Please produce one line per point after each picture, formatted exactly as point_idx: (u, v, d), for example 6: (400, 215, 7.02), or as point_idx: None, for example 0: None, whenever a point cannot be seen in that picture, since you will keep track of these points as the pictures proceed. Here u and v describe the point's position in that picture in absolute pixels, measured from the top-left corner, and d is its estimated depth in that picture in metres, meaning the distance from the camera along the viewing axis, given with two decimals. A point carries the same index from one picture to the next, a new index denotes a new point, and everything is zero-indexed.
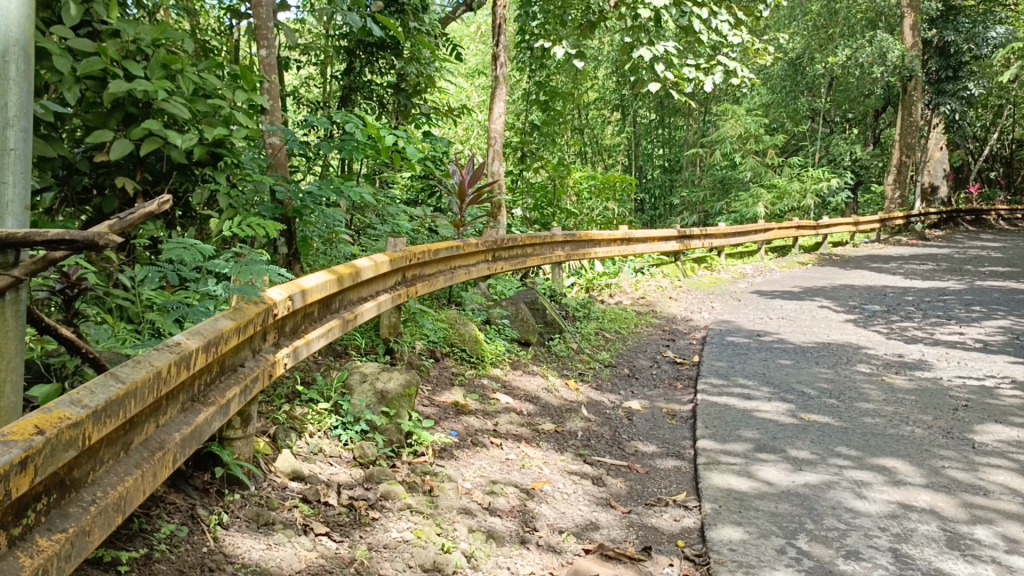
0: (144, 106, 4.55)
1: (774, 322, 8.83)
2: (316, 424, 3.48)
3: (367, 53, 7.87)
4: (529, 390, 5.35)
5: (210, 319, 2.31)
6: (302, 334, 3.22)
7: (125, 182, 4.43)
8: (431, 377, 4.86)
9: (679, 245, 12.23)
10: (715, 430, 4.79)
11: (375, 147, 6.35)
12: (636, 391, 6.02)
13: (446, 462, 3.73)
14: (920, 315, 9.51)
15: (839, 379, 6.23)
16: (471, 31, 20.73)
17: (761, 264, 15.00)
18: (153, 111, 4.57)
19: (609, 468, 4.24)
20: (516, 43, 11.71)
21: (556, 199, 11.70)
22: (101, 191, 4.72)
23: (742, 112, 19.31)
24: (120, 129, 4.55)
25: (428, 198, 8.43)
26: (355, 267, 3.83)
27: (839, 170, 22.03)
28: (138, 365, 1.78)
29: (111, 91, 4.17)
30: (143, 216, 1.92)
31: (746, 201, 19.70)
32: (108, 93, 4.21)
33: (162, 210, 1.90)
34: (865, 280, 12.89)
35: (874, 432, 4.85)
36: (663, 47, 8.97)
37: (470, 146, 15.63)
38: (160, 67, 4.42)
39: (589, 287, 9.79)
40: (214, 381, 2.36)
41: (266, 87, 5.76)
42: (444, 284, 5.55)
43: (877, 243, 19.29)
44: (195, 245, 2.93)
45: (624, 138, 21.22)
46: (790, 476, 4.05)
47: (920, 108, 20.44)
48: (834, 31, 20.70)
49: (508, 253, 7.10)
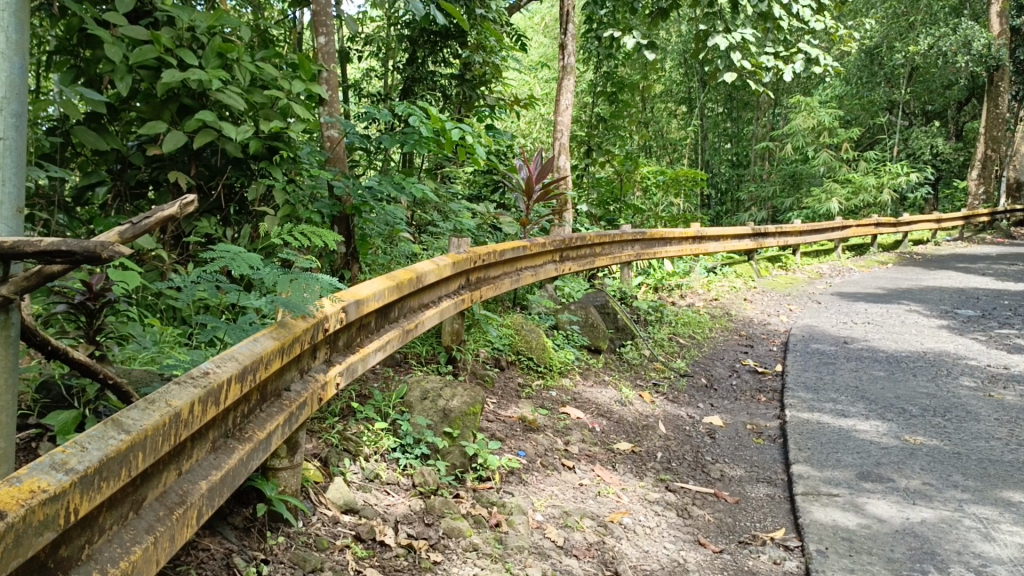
0: (198, 96, 4.29)
1: (860, 327, 8.25)
2: (373, 446, 3.15)
3: (430, 43, 7.59)
4: (602, 402, 4.94)
5: (249, 341, 1.97)
6: (358, 348, 2.88)
7: (178, 176, 4.19)
8: (497, 388, 4.50)
9: (753, 243, 11.64)
10: (811, 453, 4.33)
11: (439, 141, 5.99)
12: (715, 403, 5.58)
13: (514, 489, 3.36)
14: (1020, 322, 8.77)
15: (941, 395, 5.66)
16: (535, 23, 20.33)
17: (838, 263, 14.28)
18: (209, 103, 4.30)
19: (695, 497, 3.81)
20: (583, 33, 11.19)
21: (622, 194, 11.26)
22: (156, 186, 4.48)
23: (815, 104, 18.46)
24: (176, 121, 4.29)
25: (490, 194, 8.09)
26: (415, 271, 3.48)
27: (919, 165, 20.97)
28: (150, 408, 1.45)
29: (165, 81, 3.90)
30: (160, 222, 1.60)
31: (818, 197, 18.86)
32: (162, 83, 3.93)
33: (186, 215, 1.60)
34: (953, 282, 12.08)
35: (990, 459, 4.32)
36: (739, 34, 8.38)
37: (532, 140, 15.26)
38: (215, 56, 4.13)
39: (657, 288, 9.34)
40: (253, 412, 2.03)
41: (325, 77, 5.45)
42: (511, 286, 5.17)
43: (959, 241, 18.28)
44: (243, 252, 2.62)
45: (691, 132, 20.56)
46: (902, 512, 3.57)
47: (1007, 99, 19.21)
48: (916, 19, 19.61)
49: (577, 252, 6.69)
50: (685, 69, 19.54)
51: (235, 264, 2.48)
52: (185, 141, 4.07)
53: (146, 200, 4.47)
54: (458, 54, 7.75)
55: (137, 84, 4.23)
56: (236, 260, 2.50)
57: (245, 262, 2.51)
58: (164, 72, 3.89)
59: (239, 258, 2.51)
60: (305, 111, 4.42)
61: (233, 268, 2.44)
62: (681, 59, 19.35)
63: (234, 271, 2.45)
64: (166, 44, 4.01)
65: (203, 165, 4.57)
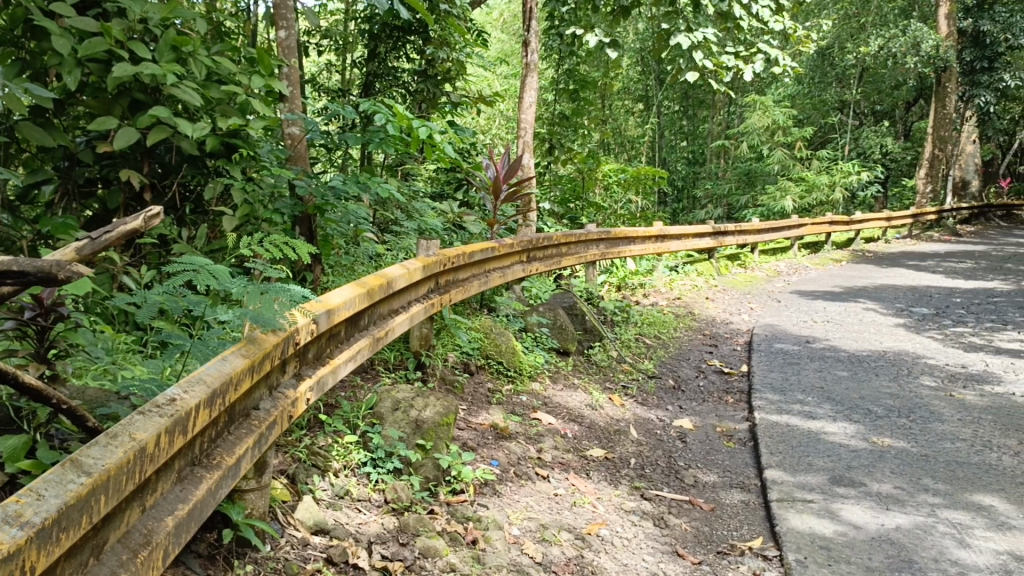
0: (151, 92, 4.10)
1: (821, 326, 8.31)
2: (342, 460, 3.02)
3: (392, 38, 7.45)
4: (572, 407, 4.86)
5: (217, 361, 1.83)
6: (327, 360, 2.74)
7: (130, 174, 4.00)
8: (466, 394, 4.39)
9: (713, 241, 11.67)
10: (783, 457, 4.30)
11: (404, 140, 5.84)
12: (684, 406, 5.54)
13: (488, 501, 3.26)
14: (974, 320, 8.91)
15: (905, 395, 5.69)
16: (493, 19, 20.19)
17: (795, 261, 14.43)
18: (163, 98, 4.11)
19: (670, 505, 3.74)
20: (544, 30, 11.10)
21: (584, 192, 11.21)
22: (107, 184, 4.27)
23: (770, 103, 18.63)
24: (127, 117, 4.09)
25: (453, 192, 7.95)
26: (385, 277, 3.35)
27: (870, 164, 21.32)
28: (113, 444, 1.32)
29: (116, 75, 3.71)
30: (122, 238, 1.52)
31: (773, 195, 19.00)
32: (113, 77, 3.74)
33: (147, 230, 1.49)
34: (907, 280, 12.27)
35: (959, 461, 4.34)
36: (701, 33, 8.32)
37: (492, 137, 15.14)
38: (169, 49, 3.95)
39: (620, 287, 9.30)
40: (220, 435, 1.89)
41: (285, 72, 5.27)
42: (478, 289, 5.06)
43: (909, 239, 18.62)
44: (208, 265, 2.46)
45: (649, 130, 20.62)
46: (876, 518, 3.54)
47: (955, 99, 19.58)
48: (867, 20, 19.90)
49: (543, 253, 6.60)
50: (642, 67, 19.59)
51: (201, 278, 2.31)
52: (137, 138, 3.89)
53: (98, 199, 4.26)
54: (421, 50, 7.60)
55: (86, 78, 4.03)
56: (201, 274, 2.34)
57: (212, 275, 2.35)
58: (116, 66, 3.71)
59: (205, 272, 2.34)
60: (264, 107, 4.26)
61: (199, 284, 2.28)
62: (638, 57, 19.38)
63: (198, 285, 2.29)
64: (117, 37, 3.82)
65: (157, 164, 4.36)
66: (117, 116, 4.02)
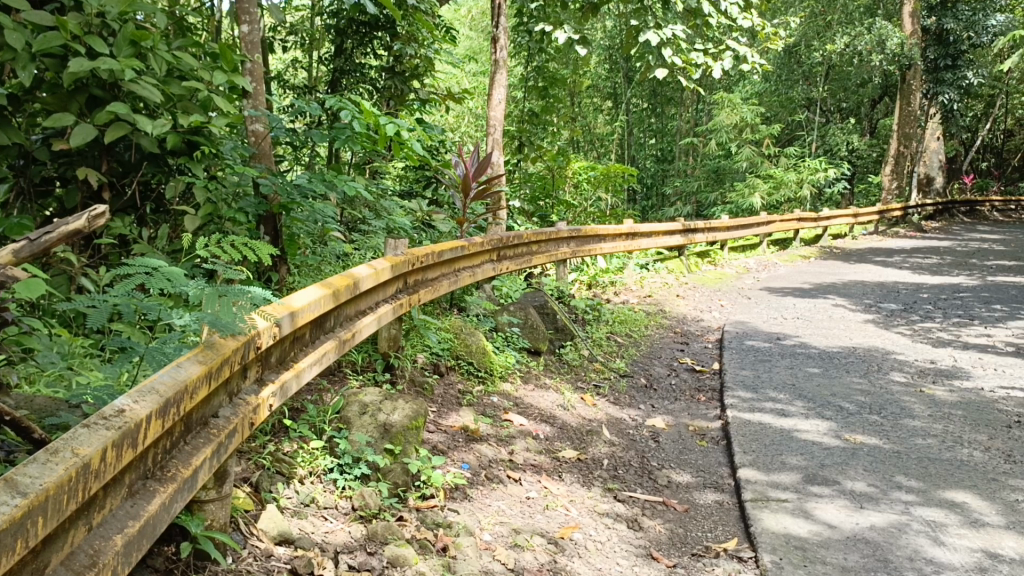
0: (109, 87, 3.96)
1: (791, 322, 8.33)
2: (308, 466, 2.93)
3: (358, 33, 7.35)
4: (543, 408, 4.80)
5: (172, 368, 1.73)
6: (292, 363, 2.65)
7: (88, 172, 3.86)
8: (436, 396, 4.31)
9: (683, 238, 11.67)
10: (757, 456, 4.27)
11: (371, 137, 5.73)
12: (656, 404, 5.51)
13: (459, 506, 3.19)
14: (942, 315, 8.99)
15: (876, 391, 5.71)
16: (461, 15, 20.06)
17: (763, 257, 14.52)
18: (122, 94, 3.98)
19: (644, 507, 3.70)
20: (513, 27, 11.03)
21: (553, 190, 11.16)
22: (65, 183, 4.13)
23: (738, 101, 18.72)
24: (84, 114, 3.95)
25: (423, 190, 7.86)
26: (352, 277, 3.26)
27: (837, 160, 21.49)
28: (53, 461, 1.22)
29: (73, 71, 3.58)
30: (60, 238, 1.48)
31: (741, 192, 19.06)
32: (69, 73, 3.61)
33: (91, 224, 1.47)
34: (874, 275, 12.38)
35: (930, 457, 4.34)
36: (671, 30, 8.27)
37: (462, 134, 15.05)
38: (127, 44, 3.82)
39: (591, 285, 9.27)
40: (176, 446, 1.79)
41: (249, 68, 5.14)
42: (448, 288, 4.97)
43: (876, 235, 18.81)
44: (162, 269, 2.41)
45: (618, 127, 20.65)
46: (851, 517, 3.52)
47: (919, 97, 19.81)
48: (833, 19, 20.06)
49: (513, 251, 6.54)
50: (611, 65, 19.60)
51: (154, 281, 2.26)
52: (95, 135, 3.76)
53: (55, 198, 4.12)
54: (388, 46, 7.49)
55: (42, 74, 3.88)
56: (156, 276, 2.29)
57: (165, 278, 2.29)
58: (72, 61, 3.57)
59: (159, 274, 2.29)
60: (227, 104, 4.13)
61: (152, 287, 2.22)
62: (607, 54, 19.38)
63: (153, 286, 2.25)
64: (73, 31, 3.68)
65: (116, 161, 4.22)
66: (74, 112, 3.87)
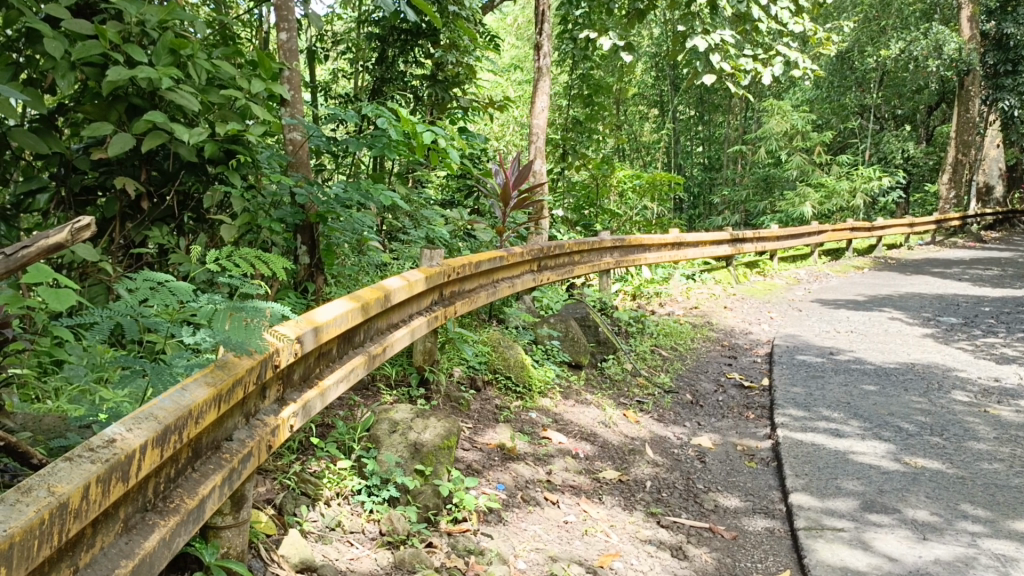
0: (148, 96, 3.89)
1: (844, 336, 8.02)
2: (335, 487, 2.81)
3: (400, 41, 7.24)
4: (584, 425, 4.63)
5: (176, 391, 1.61)
6: (316, 381, 2.53)
7: (126, 182, 3.80)
8: (472, 412, 4.17)
9: (731, 249, 11.38)
10: (810, 479, 4.05)
11: (409, 146, 5.62)
12: (702, 422, 5.30)
13: (492, 531, 3.04)
14: (1004, 330, 8.58)
15: (937, 411, 5.41)
16: (507, 24, 20.02)
17: (814, 268, 14.13)
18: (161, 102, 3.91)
19: (689, 534, 3.50)
20: (558, 35, 10.86)
21: (598, 199, 10.97)
22: (105, 192, 4.08)
23: (788, 108, 18.31)
24: (124, 122, 3.89)
25: (464, 199, 7.75)
26: (383, 290, 3.14)
27: (892, 168, 20.90)
28: (23, 504, 1.10)
29: (111, 80, 3.51)
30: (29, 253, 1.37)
31: (792, 201, 18.63)
32: (108, 82, 3.55)
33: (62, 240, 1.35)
34: (931, 287, 11.94)
35: (997, 484, 4.06)
36: (719, 35, 8.02)
37: (505, 143, 14.94)
38: (167, 52, 3.76)
39: (636, 296, 9.06)
40: (181, 474, 1.67)
41: (287, 75, 5.06)
42: (486, 300, 4.83)
43: (932, 246, 18.21)
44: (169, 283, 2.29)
45: (665, 135, 20.36)
46: (913, 549, 3.28)
47: (978, 103, 19.14)
48: (887, 24, 19.52)
49: (555, 262, 6.38)
50: (657, 73, 19.34)
51: (160, 298, 2.15)
52: (132, 144, 3.69)
53: (94, 207, 4.08)
54: (430, 54, 7.41)
55: (84, 82, 3.84)
56: (160, 292, 2.18)
57: (171, 292, 2.19)
58: (110, 70, 3.51)
59: (164, 290, 2.19)
60: (265, 111, 4.04)
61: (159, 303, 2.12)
62: (653, 62, 19.14)
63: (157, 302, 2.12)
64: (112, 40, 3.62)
65: (155, 170, 4.17)
66: (113, 121, 3.81)
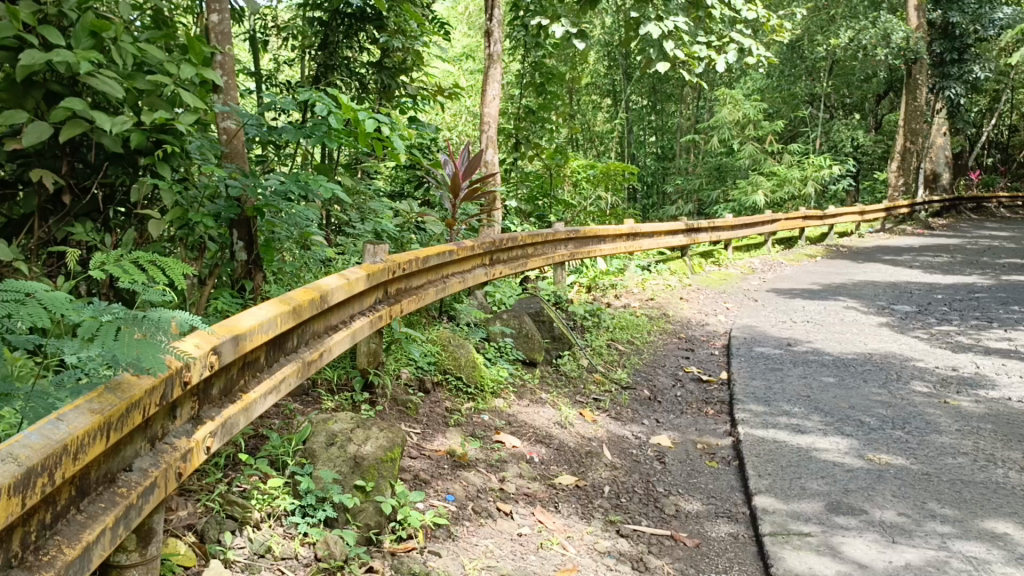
0: (69, 82, 3.41)
1: (801, 326, 7.95)
2: (264, 508, 2.56)
3: (344, 25, 6.85)
4: (539, 426, 4.42)
5: (47, 423, 1.35)
6: (240, 395, 2.26)
7: (44, 175, 3.34)
8: (420, 416, 3.93)
9: (687, 239, 11.27)
10: (774, 480, 3.88)
11: (352, 135, 5.33)
12: (661, 419, 5.13)
13: (439, 549, 2.81)
14: (958, 318, 8.59)
15: (897, 403, 5.32)
16: (459, 12, 19.70)
17: (769, 257, 14.14)
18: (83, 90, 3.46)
19: (650, 543, 3.31)
20: (510, 22, 10.62)
21: (552, 189, 10.77)
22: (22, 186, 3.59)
23: (740, 97, 18.33)
24: (41, 110, 3.42)
25: (415, 190, 7.49)
26: (319, 290, 2.88)
27: (841, 156, 21.09)
28: None
29: (22, 64, 3.07)
30: None
31: (744, 189, 18.67)
32: (19, 66, 3.11)
33: None
34: (885, 275, 11.99)
35: (963, 480, 3.94)
36: (673, 21, 7.77)
37: (458, 133, 14.66)
38: (87, 34, 3.32)
39: (591, 288, 8.89)
40: (60, 520, 1.40)
41: (219, 60, 4.72)
42: (435, 297, 4.58)
43: (881, 233, 18.39)
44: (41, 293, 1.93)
45: (618, 125, 20.26)
46: (883, 554, 3.13)
47: (925, 91, 19.37)
48: (837, 13, 19.64)
49: (508, 255, 6.15)
50: (610, 61, 19.18)
51: (28, 314, 1.79)
52: (48, 135, 3.25)
53: (11, 203, 3.60)
54: (375, 39, 7.09)
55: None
56: (27, 306, 1.83)
57: (44, 307, 1.84)
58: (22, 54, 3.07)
59: (34, 304, 1.84)
60: (197, 99, 3.62)
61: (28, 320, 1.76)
62: (606, 51, 18.98)
63: (27, 320, 1.77)
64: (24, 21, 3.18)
65: (78, 161, 3.68)
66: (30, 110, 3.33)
